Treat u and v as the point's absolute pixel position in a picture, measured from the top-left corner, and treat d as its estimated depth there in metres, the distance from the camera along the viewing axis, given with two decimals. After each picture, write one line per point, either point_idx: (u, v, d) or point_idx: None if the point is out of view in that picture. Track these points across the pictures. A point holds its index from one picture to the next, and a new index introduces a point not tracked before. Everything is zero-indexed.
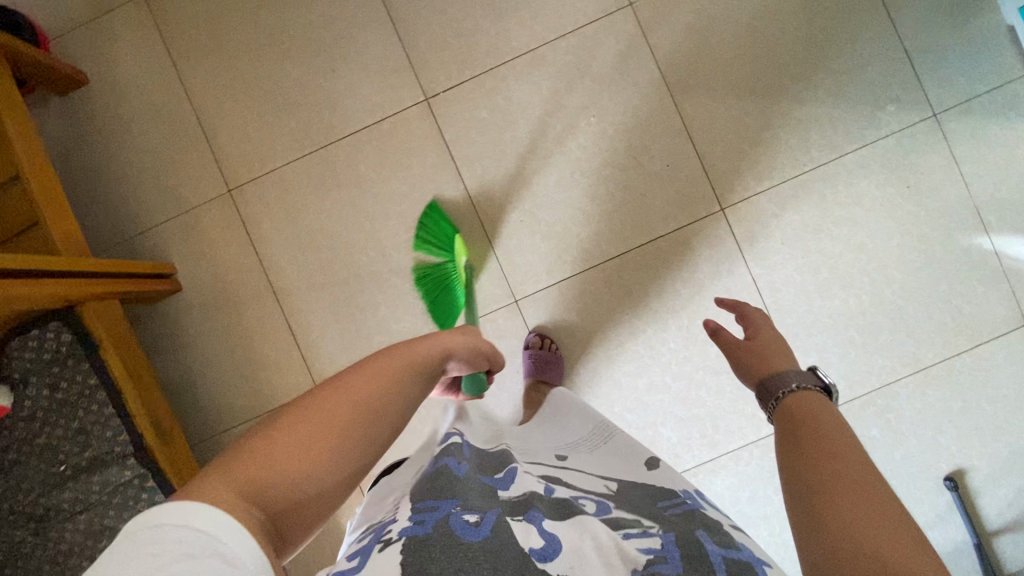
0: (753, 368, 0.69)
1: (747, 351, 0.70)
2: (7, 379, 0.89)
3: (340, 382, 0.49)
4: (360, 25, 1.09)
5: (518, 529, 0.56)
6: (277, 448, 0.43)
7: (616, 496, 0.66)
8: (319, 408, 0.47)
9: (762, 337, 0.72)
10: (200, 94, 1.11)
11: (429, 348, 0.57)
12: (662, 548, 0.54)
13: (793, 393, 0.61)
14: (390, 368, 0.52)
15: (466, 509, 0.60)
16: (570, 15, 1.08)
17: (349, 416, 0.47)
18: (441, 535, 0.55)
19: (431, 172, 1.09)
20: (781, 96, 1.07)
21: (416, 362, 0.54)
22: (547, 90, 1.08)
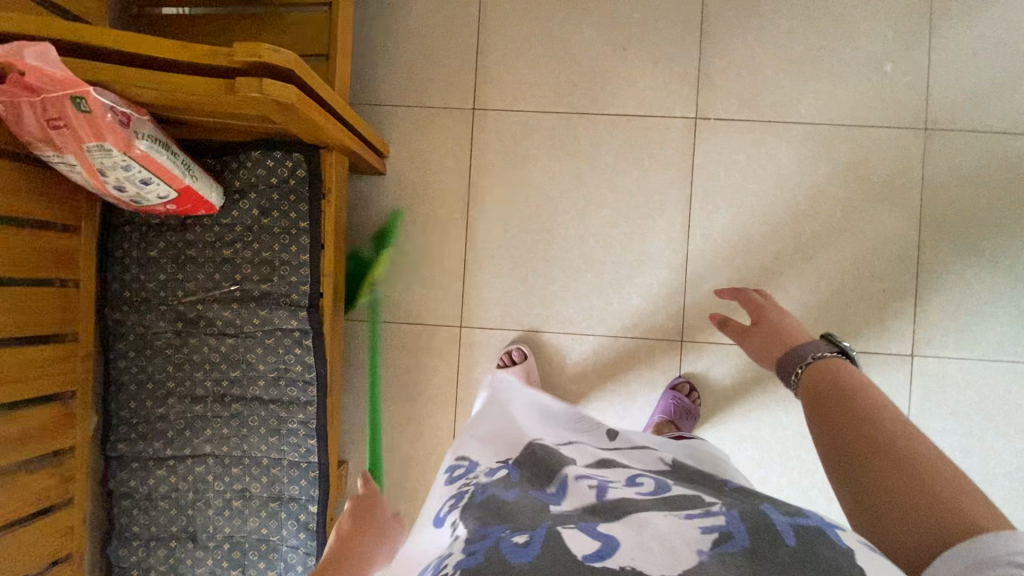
0: (772, 348, 0.68)
1: (754, 336, 0.71)
2: (226, 183, 0.88)
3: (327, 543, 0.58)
4: (668, 21, 1.08)
5: (571, 539, 0.43)
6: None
7: (672, 473, 0.58)
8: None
9: (766, 318, 0.72)
10: (491, 8, 1.10)
11: (360, 548, 0.59)
12: (730, 524, 0.43)
13: (811, 363, 0.62)
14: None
15: (518, 529, 0.45)
16: (863, 110, 1.07)
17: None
18: (492, 566, 0.40)
19: (665, 185, 1.08)
20: (1021, 282, 1.05)
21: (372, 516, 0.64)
22: (808, 166, 1.07)
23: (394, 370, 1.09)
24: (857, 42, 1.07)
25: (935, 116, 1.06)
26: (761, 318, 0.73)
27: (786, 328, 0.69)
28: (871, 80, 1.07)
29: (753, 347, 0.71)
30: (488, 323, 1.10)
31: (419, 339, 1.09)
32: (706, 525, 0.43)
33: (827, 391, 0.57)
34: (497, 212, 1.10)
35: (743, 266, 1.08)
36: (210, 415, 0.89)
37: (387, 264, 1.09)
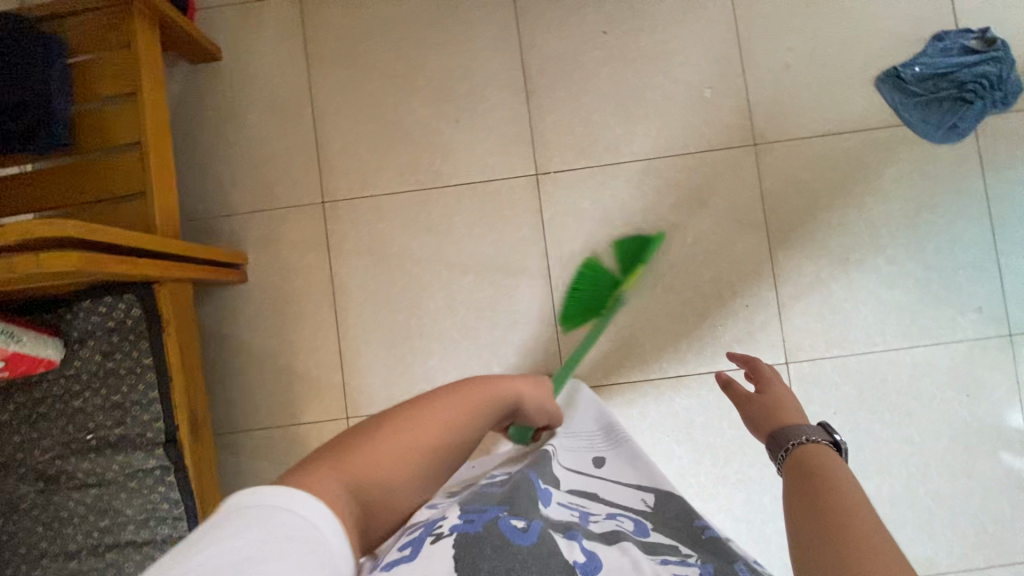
0: (765, 422, 0.70)
1: (756, 402, 0.72)
2: (63, 335, 0.88)
3: (415, 414, 0.60)
4: (495, 87, 1.12)
5: (562, 542, 0.60)
6: (394, 439, 0.57)
7: (649, 514, 0.75)
8: (428, 424, 0.60)
9: (770, 390, 0.73)
10: (323, 103, 1.12)
11: (509, 389, 0.73)
12: (701, 572, 0.58)
13: (803, 445, 0.61)
14: (467, 395, 0.65)
15: (515, 516, 0.63)
16: (694, 138, 1.11)
17: (433, 432, 0.60)
18: (492, 539, 0.57)
19: (520, 242, 1.11)
20: (871, 272, 1.09)
21: (486, 402, 0.67)
22: (653, 200, 1.10)
23: (287, 473, 1.08)
24: (676, 74, 1.11)
25: (762, 131, 1.11)
26: (765, 388, 0.74)
27: (786, 401, 0.71)
28: (696, 108, 1.11)
29: (749, 416, 0.72)
30: (373, 410, 1.10)
31: (306, 439, 1.09)
32: (680, 570, 0.58)
33: (803, 472, 0.57)
34: (365, 298, 1.11)
35: (610, 307, 1.10)
36: (86, 568, 0.88)
37: (264, 369, 1.10)
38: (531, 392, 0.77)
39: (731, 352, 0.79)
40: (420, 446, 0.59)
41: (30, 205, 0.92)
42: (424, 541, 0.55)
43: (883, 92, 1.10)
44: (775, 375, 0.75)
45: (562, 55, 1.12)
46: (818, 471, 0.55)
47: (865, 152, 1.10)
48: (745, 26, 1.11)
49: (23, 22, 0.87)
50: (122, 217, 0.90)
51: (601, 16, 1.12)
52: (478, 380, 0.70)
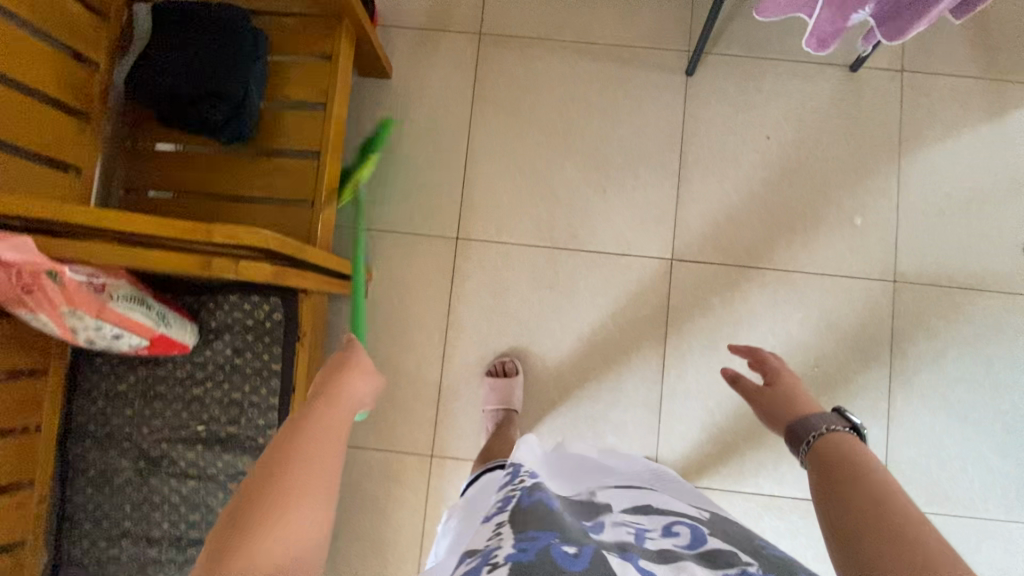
0: (781, 415, 0.67)
1: (769, 396, 0.70)
2: (200, 322, 0.89)
3: (290, 447, 0.44)
4: (649, 165, 1.13)
5: (616, 561, 0.50)
6: (278, 536, 0.40)
7: (708, 522, 0.61)
8: (281, 512, 0.40)
9: (781, 382, 0.71)
10: (478, 143, 1.14)
11: (343, 407, 0.51)
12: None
13: (822, 436, 0.58)
14: (311, 438, 0.45)
15: (567, 540, 0.53)
16: (835, 260, 1.10)
17: (308, 536, 0.41)
18: (544, 564, 0.49)
19: (641, 322, 1.10)
20: (986, 434, 1.07)
21: (341, 416, 0.50)
22: (780, 311, 1.10)
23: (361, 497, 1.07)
24: (829, 194, 1.11)
25: (903, 270, 1.10)
26: (778, 382, 0.72)
27: (801, 395, 0.69)
28: (842, 232, 1.11)
29: (764, 409, 0.70)
30: (459, 454, 1.08)
31: (388, 467, 1.08)
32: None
33: (830, 464, 0.54)
34: (474, 340, 1.11)
35: (717, 408, 1.09)
36: (164, 559, 0.87)
37: None
38: (359, 382, 0.55)
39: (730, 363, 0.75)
40: (302, 528, 0.41)
41: (195, 187, 0.94)
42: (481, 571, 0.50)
43: None
44: (782, 367, 0.73)
45: (721, 150, 1.13)
46: (841, 461, 0.53)
47: (1002, 312, 1.09)
48: (906, 163, 1.12)
49: (242, 15, 0.88)
50: (284, 221, 0.91)
51: (768, 122, 1.13)
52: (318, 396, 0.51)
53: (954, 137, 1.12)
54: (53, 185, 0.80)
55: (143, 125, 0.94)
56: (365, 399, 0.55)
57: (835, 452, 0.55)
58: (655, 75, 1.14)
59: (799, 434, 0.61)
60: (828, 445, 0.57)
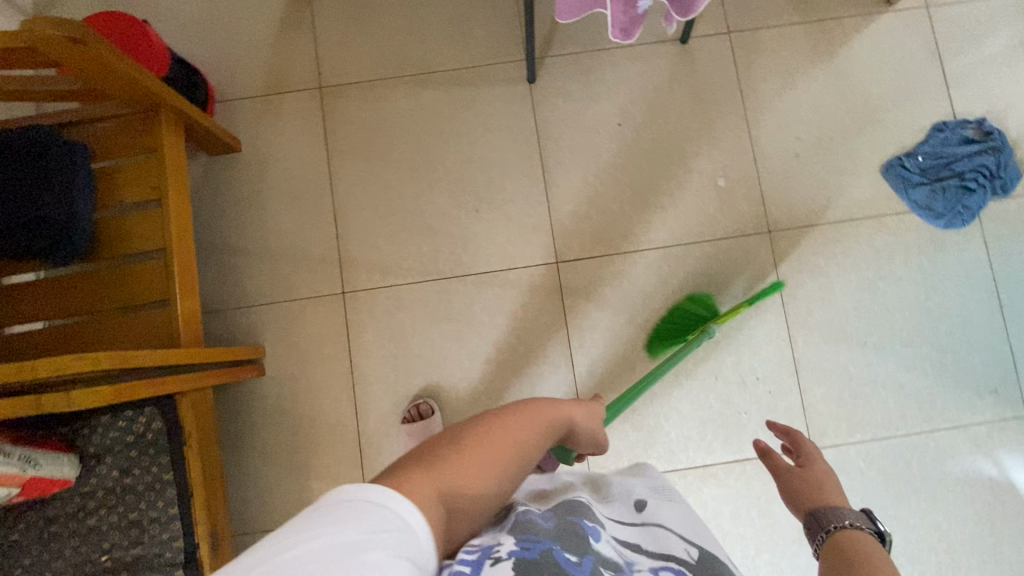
0: (805, 499, 0.67)
1: (793, 476, 0.70)
2: (78, 450, 0.85)
3: (498, 418, 0.58)
4: (514, 176, 1.14)
5: None
6: (480, 447, 0.54)
7: (698, 569, 0.55)
8: (494, 438, 0.55)
9: (810, 466, 0.71)
10: (344, 193, 1.14)
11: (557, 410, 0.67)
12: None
13: (844, 527, 0.57)
14: (527, 411, 0.62)
15: (568, 549, 0.52)
16: (710, 225, 1.13)
17: (503, 456, 0.55)
18: (549, 565, 0.48)
19: (542, 330, 1.11)
20: (888, 354, 1.11)
21: (549, 423, 0.63)
22: (671, 286, 1.12)
23: None
24: (691, 164, 1.14)
25: (776, 219, 1.13)
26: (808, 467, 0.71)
27: (828, 481, 0.68)
28: (711, 198, 1.13)
29: (786, 489, 0.70)
30: None
31: None
32: None
33: (845, 552, 0.53)
34: (383, 389, 1.10)
35: (634, 395, 1.10)
36: None
37: (281, 464, 1.07)
38: (578, 411, 0.73)
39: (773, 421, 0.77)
40: (489, 463, 0.53)
41: (46, 311, 0.90)
42: (484, 563, 0.47)
43: (890, 179, 1.14)
44: (818, 452, 0.73)
45: (579, 146, 1.14)
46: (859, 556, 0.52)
47: (875, 237, 1.13)
48: (754, 119, 1.16)
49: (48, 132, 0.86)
50: (146, 326, 0.89)
51: (618, 109, 1.15)
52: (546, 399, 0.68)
53: (793, 84, 1.17)
54: None
55: None
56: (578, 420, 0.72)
57: (856, 544, 0.54)
58: (499, 89, 1.16)
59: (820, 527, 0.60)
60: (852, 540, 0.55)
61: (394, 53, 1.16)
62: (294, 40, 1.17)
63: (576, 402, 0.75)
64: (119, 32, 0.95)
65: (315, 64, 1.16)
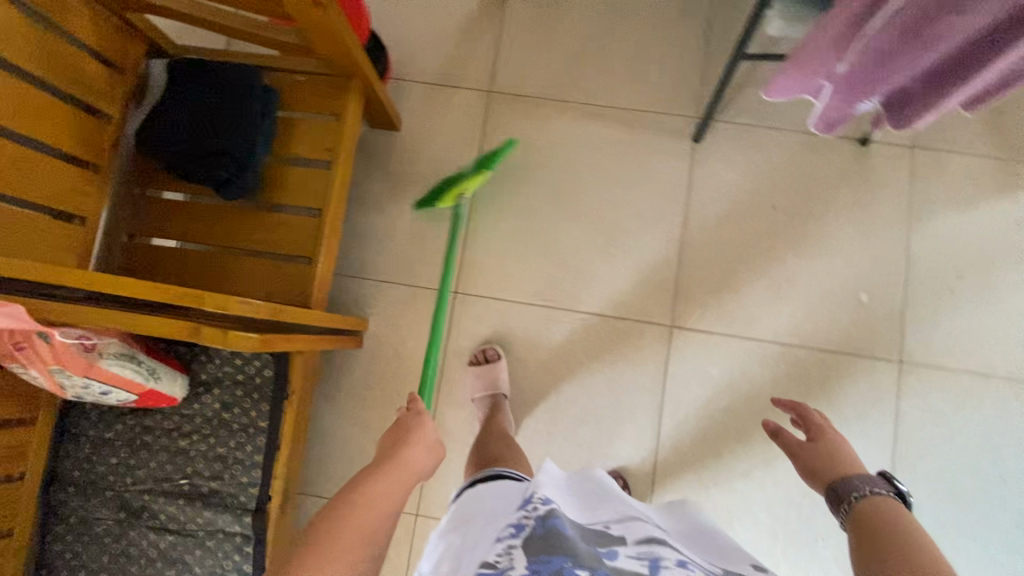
0: (819, 470, 0.76)
1: (805, 455, 0.78)
2: (191, 374, 0.88)
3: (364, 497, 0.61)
4: (652, 229, 1.12)
5: None
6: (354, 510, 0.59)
7: None
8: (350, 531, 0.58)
9: (823, 438, 0.79)
10: (483, 198, 1.15)
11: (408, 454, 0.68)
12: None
13: (866, 496, 0.66)
14: (396, 475, 0.64)
15: (580, 564, 0.50)
16: (839, 335, 1.08)
17: (367, 539, 0.58)
18: None
19: (638, 387, 1.08)
20: (992, 526, 1.03)
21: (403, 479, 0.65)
22: (781, 384, 1.07)
23: None
24: (836, 267, 1.09)
25: (911, 349, 1.07)
26: (818, 436, 0.80)
27: (841, 454, 0.75)
28: (847, 308, 1.08)
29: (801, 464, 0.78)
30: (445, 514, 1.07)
31: None
32: None
33: (869, 519, 0.63)
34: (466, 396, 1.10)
35: (712, 482, 1.06)
36: None
37: (352, 437, 1.09)
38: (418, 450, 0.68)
39: (779, 397, 0.87)
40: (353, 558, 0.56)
41: (197, 235, 0.94)
42: None
43: None
44: (822, 423, 0.82)
45: (726, 216, 1.12)
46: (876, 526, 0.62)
47: (1014, 399, 1.05)
48: (917, 240, 1.09)
49: (252, 73, 0.89)
50: (283, 276, 0.91)
51: (776, 192, 1.12)
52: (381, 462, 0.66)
53: (970, 216, 1.09)
54: (54, 234, 0.81)
55: (149, 172, 0.95)
56: (419, 467, 0.68)
57: (873, 512, 0.63)
58: (663, 139, 1.14)
59: (842, 494, 0.69)
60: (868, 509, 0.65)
61: (570, 77, 1.17)
62: (479, 38, 1.19)
63: (415, 436, 0.70)
64: None
65: (492, 66, 1.18)
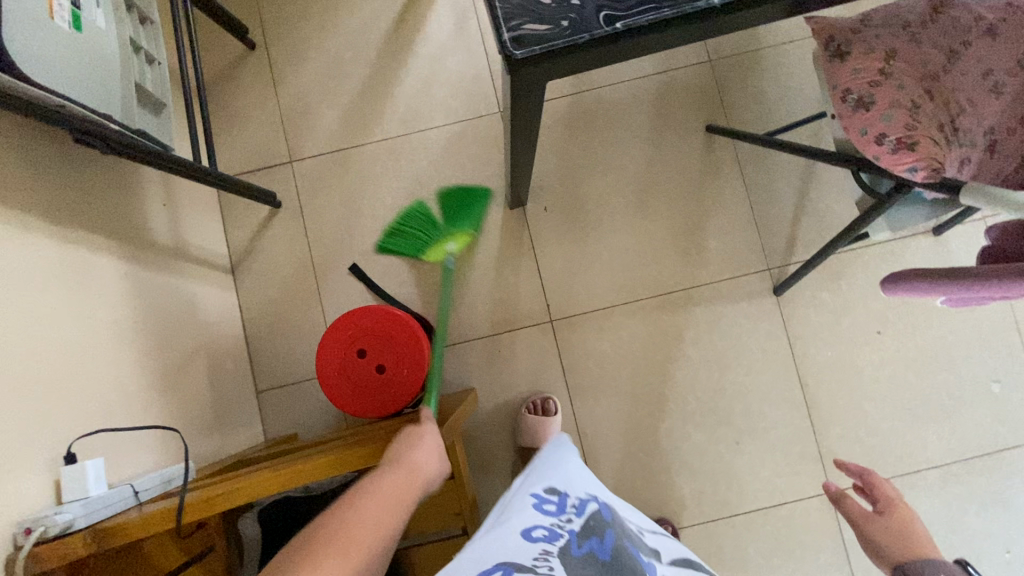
0: (890, 548, 0.64)
1: (879, 526, 0.66)
2: None
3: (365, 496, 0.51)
4: (773, 402, 1.06)
5: None
6: (348, 517, 0.48)
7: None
8: (402, 469, 0.56)
9: (890, 510, 0.68)
10: (591, 434, 1.07)
11: (422, 453, 0.60)
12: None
13: None
14: (417, 459, 0.59)
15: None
16: (986, 436, 1.06)
17: (383, 534, 0.49)
18: None
19: (823, 568, 1.03)
20: None
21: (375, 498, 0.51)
22: (952, 509, 1.05)
23: None
24: (955, 368, 1.06)
25: None
26: (884, 509, 0.68)
27: (913, 531, 0.64)
28: (986, 407, 1.06)
29: (869, 540, 0.66)
30: None
31: None
32: None
33: None
34: None
35: None
36: None
37: None
38: (433, 446, 0.62)
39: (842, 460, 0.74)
40: (400, 504, 0.52)
41: None
42: None
43: None
44: (898, 499, 0.69)
45: (836, 359, 1.07)
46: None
47: None
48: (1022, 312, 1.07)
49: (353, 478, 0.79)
50: None
51: (875, 316, 1.07)
52: (395, 450, 0.60)
53: None
54: None
55: None
56: (440, 471, 0.61)
57: None
58: (744, 306, 1.08)
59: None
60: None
61: (626, 276, 1.09)
62: (516, 269, 1.09)
63: (426, 429, 0.64)
64: (366, 330, 0.89)
65: (542, 293, 1.09)
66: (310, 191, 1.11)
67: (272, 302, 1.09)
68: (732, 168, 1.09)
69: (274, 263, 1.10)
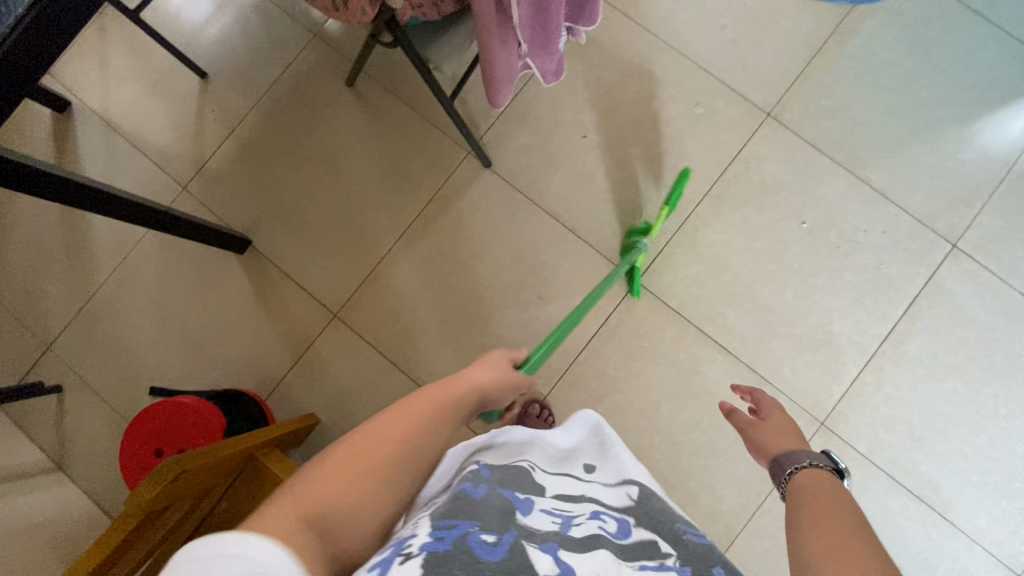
0: (765, 447, 0.62)
1: (761, 429, 0.64)
2: None
3: (383, 415, 0.48)
4: (546, 246, 1.13)
5: (537, 559, 0.40)
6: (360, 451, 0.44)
7: (630, 512, 0.57)
8: (421, 415, 0.50)
9: (775, 418, 0.65)
10: (430, 375, 1.11)
11: (471, 388, 0.60)
12: None
13: (799, 470, 0.54)
14: (442, 391, 0.56)
15: (488, 529, 0.43)
16: (721, 149, 1.13)
17: (411, 445, 0.47)
18: (461, 558, 0.38)
19: (676, 342, 1.09)
20: (937, 127, 1.12)
21: (415, 430, 0.48)
22: (737, 221, 1.11)
23: None
24: (662, 118, 1.14)
25: (764, 100, 1.14)
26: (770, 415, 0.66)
27: (790, 433, 0.63)
28: (703, 128, 1.14)
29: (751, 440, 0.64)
30: None
31: None
32: None
33: (799, 496, 0.49)
34: None
35: (790, 326, 1.08)
36: None
37: None
38: (484, 377, 0.64)
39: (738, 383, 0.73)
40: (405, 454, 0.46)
41: None
42: (389, 564, 0.36)
43: None
44: (779, 407, 0.67)
45: (569, 179, 1.14)
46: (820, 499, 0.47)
47: (845, 48, 1.15)
48: (675, 41, 1.16)
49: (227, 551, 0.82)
50: None
51: (573, 127, 1.15)
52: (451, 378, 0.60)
53: None
54: None
55: None
56: (490, 387, 0.64)
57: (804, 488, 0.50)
58: (472, 193, 1.16)
59: (780, 469, 0.56)
60: (803, 481, 0.52)
61: (368, 238, 1.16)
62: (281, 295, 1.15)
63: (472, 373, 0.63)
64: (152, 426, 0.93)
65: (312, 300, 1.14)
66: (79, 357, 1.15)
67: (107, 467, 1.12)
68: (389, 100, 1.18)
69: (89, 435, 1.13)
